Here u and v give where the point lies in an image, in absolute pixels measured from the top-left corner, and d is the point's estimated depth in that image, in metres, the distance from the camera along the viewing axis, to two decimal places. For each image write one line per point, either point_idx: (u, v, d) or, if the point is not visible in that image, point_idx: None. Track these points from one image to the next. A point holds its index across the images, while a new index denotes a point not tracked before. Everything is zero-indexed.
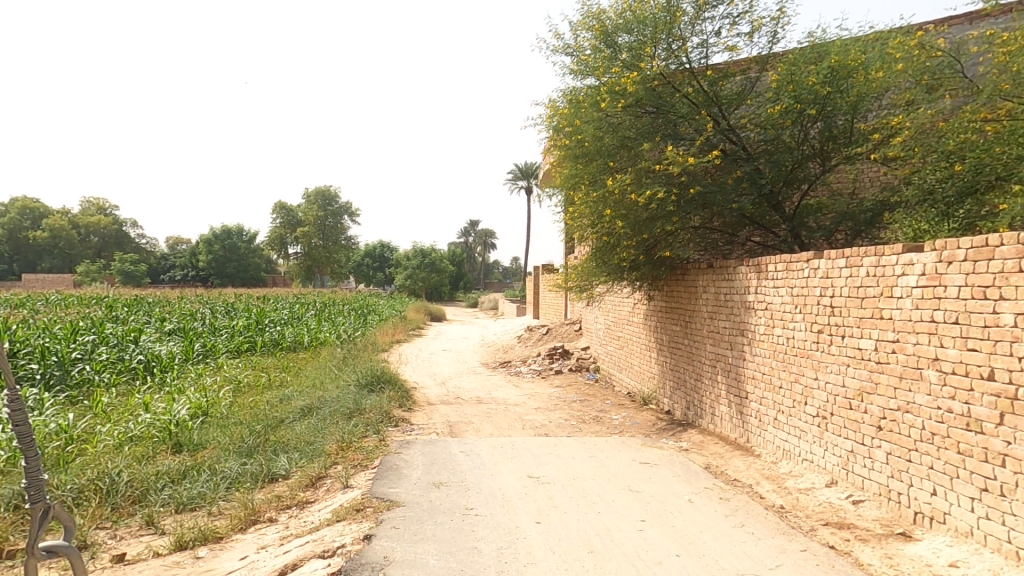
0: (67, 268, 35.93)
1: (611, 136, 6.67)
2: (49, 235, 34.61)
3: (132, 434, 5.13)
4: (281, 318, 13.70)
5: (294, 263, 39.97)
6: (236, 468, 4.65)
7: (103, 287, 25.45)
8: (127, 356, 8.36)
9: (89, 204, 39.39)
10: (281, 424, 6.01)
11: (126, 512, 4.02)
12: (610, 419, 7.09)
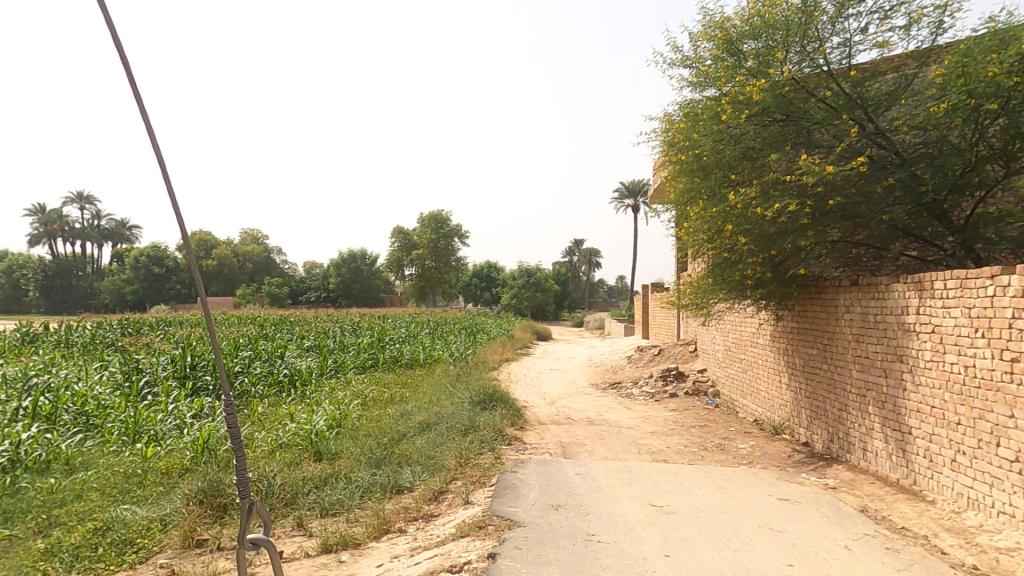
0: (229, 291, 41.65)
1: (732, 148, 6.36)
2: (217, 262, 40.44)
3: (282, 442, 5.76)
4: (399, 336, 14.65)
5: (409, 283, 42.64)
6: (367, 478, 4.98)
7: (256, 309, 29.61)
8: (276, 370, 9.37)
9: (247, 235, 45.60)
10: (404, 437, 6.36)
11: (280, 513, 4.48)
12: (737, 448, 6.61)
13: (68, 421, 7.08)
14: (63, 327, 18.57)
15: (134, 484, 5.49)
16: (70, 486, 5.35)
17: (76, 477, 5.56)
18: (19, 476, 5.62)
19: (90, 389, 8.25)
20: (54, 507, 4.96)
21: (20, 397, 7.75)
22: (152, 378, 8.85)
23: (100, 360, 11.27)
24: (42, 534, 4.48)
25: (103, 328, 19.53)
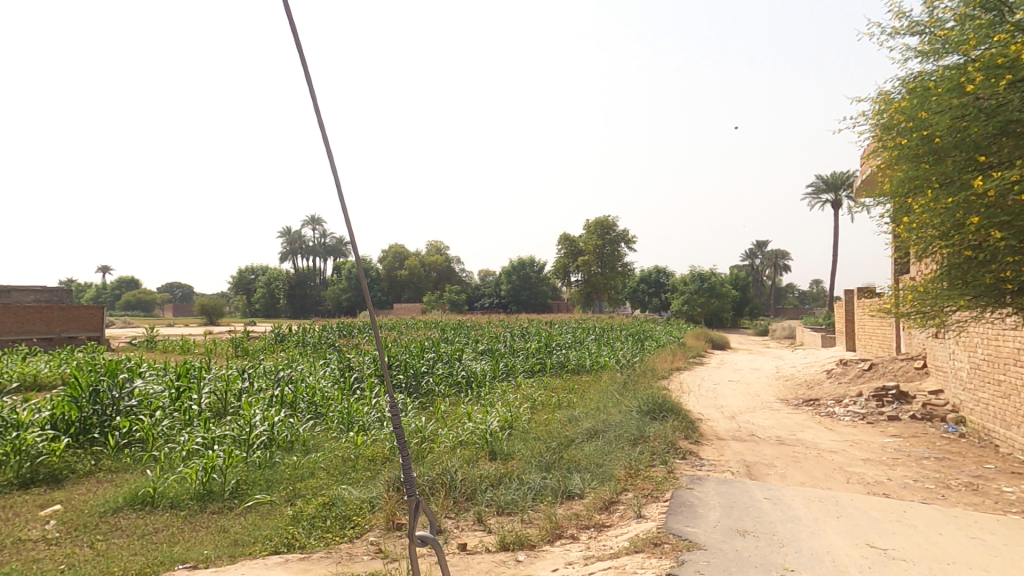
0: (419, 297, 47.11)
1: (983, 125, 5.15)
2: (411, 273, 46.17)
3: (462, 439, 6.27)
4: (565, 342, 14.96)
5: (575, 290, 43.25)
6: (538, 481, 5.13)
7: (440, 315, 33.05)
8: (455, 371, 10.23)
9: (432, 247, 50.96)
10: (572, 443, 6.45)
11: (462, 506, 4.87)
12: (994, 492, 5.34)
13: (304, 409, 8.76)
14: (301, 331, 23.37)
15: (350, 467, 6.72)
16: (306, 465, 6.83)
17: (311, 458, 7.01)
18: (275, 452, 7.16)
19: (318, 381, 10.07)
20: (298, 481, 6.42)
21: (273, 389, 9.60)
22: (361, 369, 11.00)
23: (324, 359, 13.58)
24: (292, 500, 6.00)
25: (327, 330, 23.98)
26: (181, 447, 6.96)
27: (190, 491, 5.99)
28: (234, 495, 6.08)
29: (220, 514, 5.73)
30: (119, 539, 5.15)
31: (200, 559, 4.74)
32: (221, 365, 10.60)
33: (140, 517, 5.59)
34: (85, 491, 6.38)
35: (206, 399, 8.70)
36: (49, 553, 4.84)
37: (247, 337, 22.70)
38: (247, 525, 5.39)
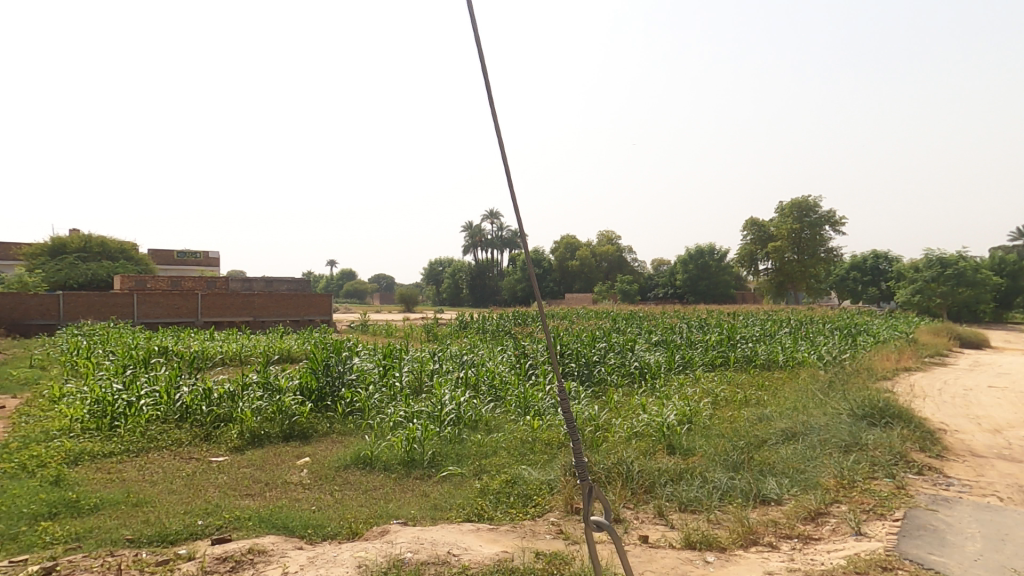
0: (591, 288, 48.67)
1: None
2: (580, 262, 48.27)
3: (636, 431, 6.65)
4: (753, 335, 13.88)
5: (765, 279, 39.65)
6: (726, 482, 5.10)
7: (609, 306, 33.81)
8: (628, 362, 11.14)
9: (603, 238, 52.29)
10: (764, 444, 6.19)
11: (640, 498, 5.01)
12: None
13: (484, 389, 12.22)
14: (481, 320, 26.00)
15: (529, 449, 9.16)
16: (488, 443, 9.36)
17: (492, 438, 9.54)
18: (461, 428, 9.98)
19: (497, 365, 14.10)
20: (481, 457, 8.86)
21: (455, 372, 13.43)
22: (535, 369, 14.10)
23: (503, 351, 16.54)
24: (478, 475, 8.14)
25: (504, 321, 26.16)
26: (390, 418, 10.20)
27: (397, 457, 8.61)
28: (432, 464, 8.54)
29: (423, 479, 8.15)
30: (350, 491, 7.58)
31: (409, 516, 6.72)
32: (415, 350, 14.89)
33: (361, 474, 8.25)
34: (326, 447, 9.66)
35: (403, 378, 12.46)
36: (303, 498, 7.31)
37: (437, 324, 25.69)
38: (442, 492, 7.53)
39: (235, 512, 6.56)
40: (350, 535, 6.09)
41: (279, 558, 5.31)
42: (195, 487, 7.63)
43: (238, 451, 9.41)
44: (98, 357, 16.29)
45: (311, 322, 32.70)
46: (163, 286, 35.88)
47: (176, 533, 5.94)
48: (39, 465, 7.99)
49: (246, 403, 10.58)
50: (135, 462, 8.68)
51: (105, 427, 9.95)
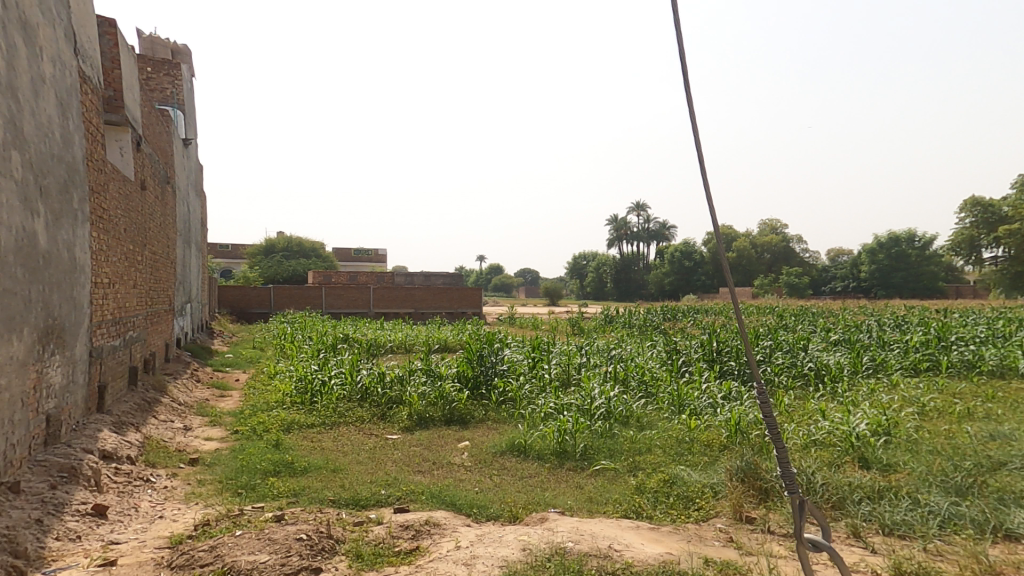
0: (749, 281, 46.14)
1: None
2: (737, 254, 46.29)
3: (819, 438, 7.22)
4: (971, 335, 12.97)
5: (992, 270, 33.23)
6: (944, 507, 5.11)
7: (776, 300, 31.50)
8: (802, 363, 11.71)
9: (766, 227, 49.58)
10: (1001, 467, 5.99)
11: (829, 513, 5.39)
12: None
13: (634, 386, 12.37)
14: (627, 314, 25.87)
15: (687, 449, 9.03)
16: (642, 440, 9.56)
17: (645, 434, 9.80)
18: (613, 423, 10.37)
19: (647, 362, 14.09)
20: (635, 453, 9.05)
21: (604, 366, 13.69)
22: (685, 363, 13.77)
23: (652, 343, 17.06)
24: (631, 472, 8.35)
25: (651, 316, 25.69)
26: (542, 409, 10.79)
27: (551, 447, 9.13)
28: (584, 458, 8.89)
29: (576, 471, 8.50)
30: (508, 477, 8.21)
31: (566, 507, 7.03)
32: (563, 344, 15.49)
33: (517, 462, 8.82)
34: (484, 432, 10.54)
35: (552, 370, 13.15)
36: (466, 479, 8.09)
37: (582, 318, 26.07)
38: (598, 486, 7.79)
39: (411, 487, 7.61)
40: (512, 518, 6.63)
41: (450, 532, 6.07)
42: (376, 460, 8.88)
43: (409, 431, 10.67)
44: (297, 342, 19.40)
45: (463, 313, 35.35)
46: (343, 280, 41.17)
47: (366, 500, 7.15)
48: (264, 429, 10.51)
49: (413, 386, 12.09)
50: (331, 433, 10.44)
51: (306, 402, 12.20)
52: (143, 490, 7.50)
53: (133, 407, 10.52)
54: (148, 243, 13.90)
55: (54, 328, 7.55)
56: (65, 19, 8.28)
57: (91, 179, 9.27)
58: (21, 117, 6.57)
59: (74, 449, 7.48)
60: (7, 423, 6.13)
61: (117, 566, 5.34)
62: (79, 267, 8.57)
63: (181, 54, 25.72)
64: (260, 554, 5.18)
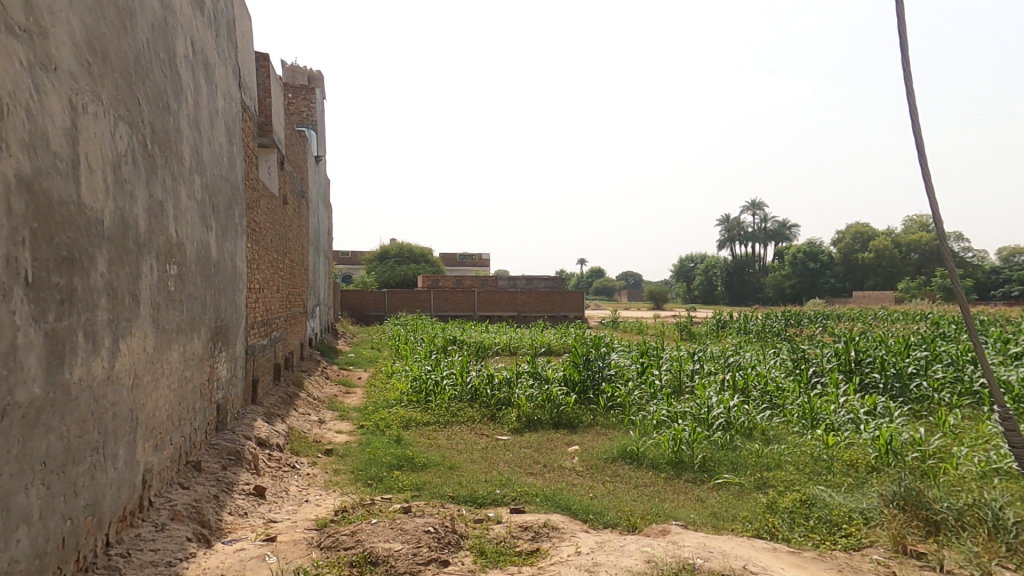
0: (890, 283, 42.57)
1: None
2: (875, 254, 42.63)
3: None
4: None
5: None
6: None
7: (931, 306, 27.90)
8: None
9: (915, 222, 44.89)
10: None
11: None
12: None
13: (755, 395, 11.02)
14: (743, 319, 24.01)
15: (826, 468, 7.69)
16: (769, 455, 8.41)
17: (773, 449, 8.62)
18: (735, 435, 9.28)
19: (771, 370, 12.49)
20: (762, 469, 8.04)
21: (721, 373, 12.43)
22: (817, 370, 12.03)
23: (773, 348, 15.29)
24: (759, 489, 7.40)
25: (771, 320, 23.42)
26: (653, 416, 9.95)
27: (665, 457, 8.50)
28: (704, 470, 8.14)
29: (695, 483, 7.80)
30: (621, 484, 7.72)
31: (689, 521, 6.39)
32: (675, 348, 14.47)
33: (630, 469, 8.30)
34: (593, 437, 10.08)
35: (663, 376, 12.19)
36: (579, 483, 7.74)
37: (692, 322, 24.68)
38: (722, 501, 7.03)
39: (524, 488, 7.42)
40: (630, 528, 6.22)
41: (569, 536, 5.82)
42: (489, 460, 8.81)
43: (519, 433, 10.48)
44: (410, 342, 20.14)
45: (566, 317, 35.24)
46: (450, 284, 42.72)
47: (483, 498, 7.10)
48: (385, 425, 10.75)
49: (521, 389, 11.73)
50: (446, 431, 10.56)
51: (422, 401, 12.27)
52: (291, 475, 8.10)
53: (279, 400, 11.43)
54: (288, 252, 15.26)
55: (223, 329, 8.37)
56: (234, 57, 9.27)
57: (250, 196, 10.30)
58: (202, 148, 7.39)
59: (237, 434, 8.25)
60: (192, 412, 6.94)
61: (277, 542, 5.69)
62: (241, 274, 9.50)
63: (316, 80, 28.29)
64: (395, 542, 5.29)
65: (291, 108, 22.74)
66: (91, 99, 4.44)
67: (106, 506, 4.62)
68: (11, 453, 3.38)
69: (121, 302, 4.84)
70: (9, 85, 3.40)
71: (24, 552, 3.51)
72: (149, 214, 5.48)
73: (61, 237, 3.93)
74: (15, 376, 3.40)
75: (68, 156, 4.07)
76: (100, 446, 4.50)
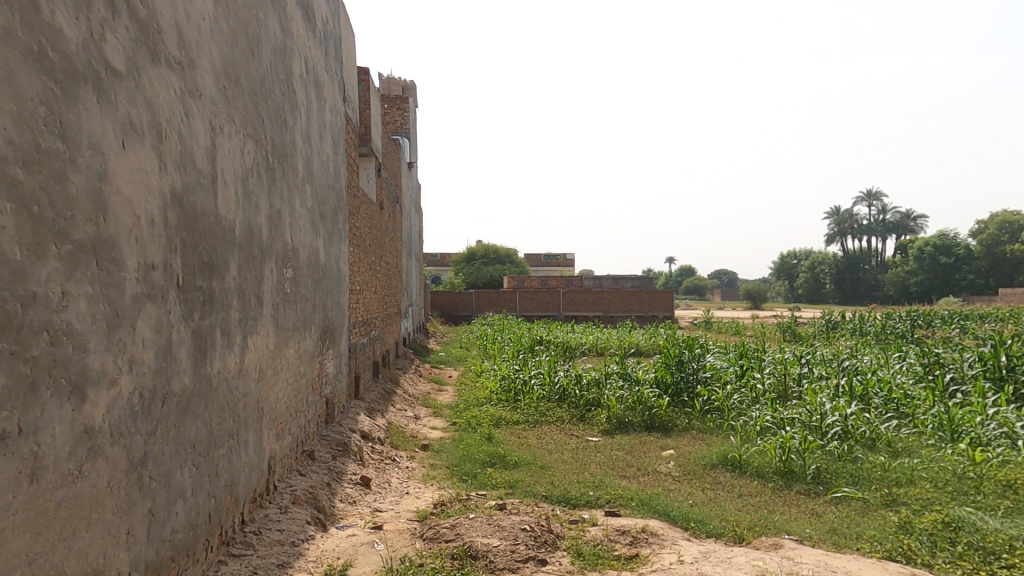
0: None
1: None
2: None
3: None
4: None
5: None
6: None
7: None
8: None
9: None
10: None
11: None
12: None
13: (878, 404, 9.43)
14: (858, 318, 21.80)
15: (972, 488, 6.37)
16: (899, 470, 7.19)
17: (903, 462, 7.37)
18: (854, 446, 8.07)
19: (895, 376, 10.69)
20: (890, 485, 6.86)
21: (834, 378, 10.94)
22: (955, 377, 10.15)
23: (896, 348, 13.35)
24: (886, 507, 6.37)
25: (891, 320, 20.81)
26: (756, 422, 9.02)
27: (773, 466, 7.61)
28: (817, 482, 7.20)
29: (808, 495, 6.90)
30: (723, 492, 7.08)
31: (804, 536, 5.71)
32: (779, 350, 13.02)
33: (732, 477, 7.59)
34: (689, 441, 9.41)
35: (766, 379, 11.03)
36: (677, 489, 7.23)
37: (796, 323, 22.71)
38: (841, 516, 6.18)
39: (619, 491, 7.02)
40: (737, 540, 5.66)
41: (670, 544, 5.43)
42: (580, 461, 8.45)
43: (609, 435, 10.05)
44: (497, 341, 20.20)
45: (655, 317, 34.08)
46: (535, 284, 42.80)
47: (576, 499, 6.80)
48: (477, 424, 10.69)
49: (610, 390, 11.29)
50: (535, 431, 10.31)
51: (510, 400, 12.23)
52: (392, 468, 8.22)
53: (378, 395, 11.80)
54: (384, 254, 15.81)
55: (330, 329, 8.74)
56: (340, 75, 9.68)
57: (352, 203, 10.72)
58: (313, 158, 7.69)
59: (344, 426, 8.56)
60: (306, 405, 7.26)
61: (384, 531, 5.72)
62: (344, 277, 9.87)
63: (410, 89, 29.43)
64: (492, 538, 5.17)
65: (387, 119, 23.77)
66: (227, 120, 4.61)
67: (241, 488, 4.85)
68: (170, 436, 3.55)
69: (249, 302, 5.06)
70: (166, 111, 3.51)
71: (181, 524, 3.71)
72: (270, 222, 5.72)
73: (204, 243, 4.06)
74: (171, 368, 3.54)
75: (210, 172, 4.21)
76: (235, 433, 4.72)
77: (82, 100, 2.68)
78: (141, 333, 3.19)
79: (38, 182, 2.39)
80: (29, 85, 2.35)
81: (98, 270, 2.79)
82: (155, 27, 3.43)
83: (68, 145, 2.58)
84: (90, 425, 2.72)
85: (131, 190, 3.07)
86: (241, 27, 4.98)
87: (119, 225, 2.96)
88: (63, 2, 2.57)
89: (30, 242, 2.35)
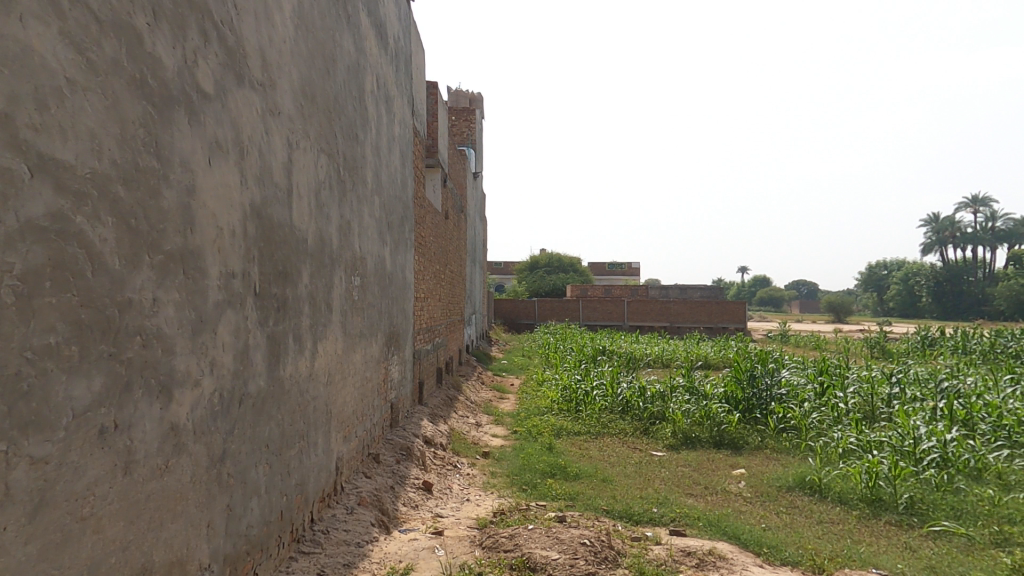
0: None
1: None
2: None
3: None
4: None
5: None
6: None
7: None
8: None
9: None
10: None
11: None
12: None
13: (985, 430, 8.40)
14: (960, 334, 19.74)
15: None
16: (1012, 506, 6.31)
17: (1017, 497, 6.47)
18: (956, 476, 7.20)
19: (1006, 400, 9.49)
20: (1000, 522, 6.04)
21: (931, 400, 9.88)
22: None
23: (1008, 370, 11.87)
24: (996, 547, 5.60)
25: (1002, 338, 18.63)
26: (839, 443, 8.30)
27: (858, 493, 6.93)
28: (911, 512, 6.46)
29: (901, 527, 6.21)
30: (801, 517, 6.53)
31: (894, 571, 5.13)
32: (865, 366, 11.94)
33: (812, 501, 6.98)
34: (763, 461, 8.79)
35: (850, 398, 10.13)
36: (748, 511, 6.75)
37: (886, 338, 20.84)
38: (941, 553, 5.50)
39: (685, 510, 6.63)
40: (816, 570, 5.15)
41: (741, 569, 5.04)
42: (644, 476, 8.09)
43: (674, 450, 9.59)
44: (560, 350, 19.95)
45: (725, 328, 32.56)
46: (599, 293, 42.20)
47: (639, 516, 6.48)
48: (538, 433, 10.54)
49: (676, 404, 10.79)
50: (597, 443, 10.02)
51: (572, 410, 11.96)
52: (453, 474, 8.23)
53: (441, 402, 11.90)
54: (449, 263, 16.06)
55: (395, 335, 8.92)
56: (409, 89, 9.91)
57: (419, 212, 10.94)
58: (382, 170, 7.90)
59: (408, 431, 8.67)
60: (372, 409, 7.42)
61: (444, 536, 5.69)
62: (410, 285, 10.06)
63: (477, 101, 30.09)
64: (552, 550, 4.99)
65: (453, 131, 24.32)
66: (303, 136, 4.78)
67: (311, 487, 4.98)
68: (246, 435, 3.67)
69: (320, 309, 5.21)
70: (248, 129, 3.65)
71: (257, 519, 3.82)
72: (340, 233, 5.89)
73: (279, 253, 4.20)
74: (247, 370, 3.66)
75: (286, 186, 4.37)
76: (306, 434, 4.85)
77: (175, 121, 2.81)
78: (222, 337, 3.31)
79: (136, 198, 2.50)
80: (131, 108, 2.47)
81: (184, 279, 2.90)
82: (241, 50, 3.60)
83: (162, 163, 2.70)
84: (176, 423, 2.82)
85: (215, 204, 3.21)
86: (318, 48, 5.17)
87: (204, 237, 3.08)
88: (162, 34, 2.73)
89: (128, 252, 2.45)
